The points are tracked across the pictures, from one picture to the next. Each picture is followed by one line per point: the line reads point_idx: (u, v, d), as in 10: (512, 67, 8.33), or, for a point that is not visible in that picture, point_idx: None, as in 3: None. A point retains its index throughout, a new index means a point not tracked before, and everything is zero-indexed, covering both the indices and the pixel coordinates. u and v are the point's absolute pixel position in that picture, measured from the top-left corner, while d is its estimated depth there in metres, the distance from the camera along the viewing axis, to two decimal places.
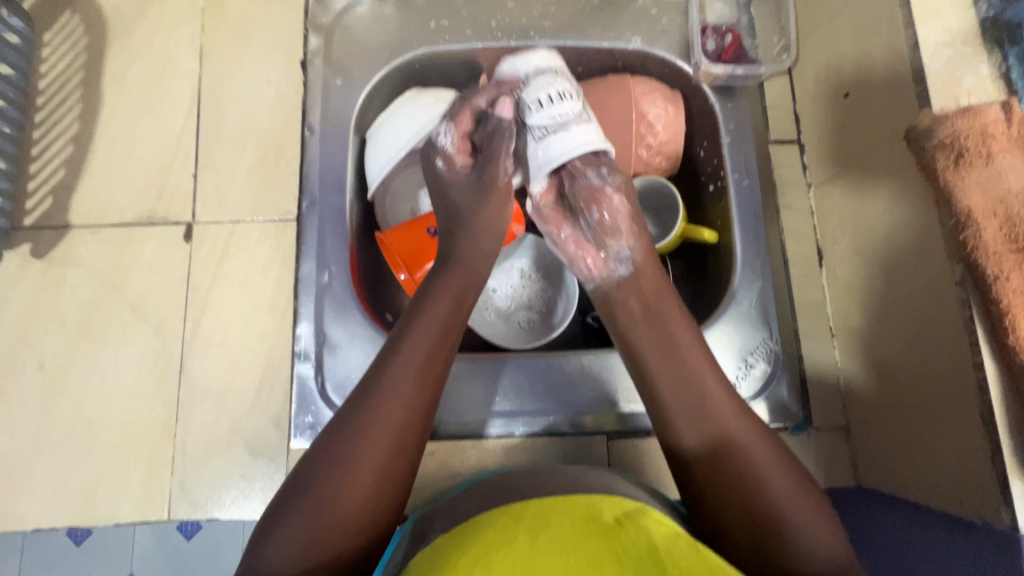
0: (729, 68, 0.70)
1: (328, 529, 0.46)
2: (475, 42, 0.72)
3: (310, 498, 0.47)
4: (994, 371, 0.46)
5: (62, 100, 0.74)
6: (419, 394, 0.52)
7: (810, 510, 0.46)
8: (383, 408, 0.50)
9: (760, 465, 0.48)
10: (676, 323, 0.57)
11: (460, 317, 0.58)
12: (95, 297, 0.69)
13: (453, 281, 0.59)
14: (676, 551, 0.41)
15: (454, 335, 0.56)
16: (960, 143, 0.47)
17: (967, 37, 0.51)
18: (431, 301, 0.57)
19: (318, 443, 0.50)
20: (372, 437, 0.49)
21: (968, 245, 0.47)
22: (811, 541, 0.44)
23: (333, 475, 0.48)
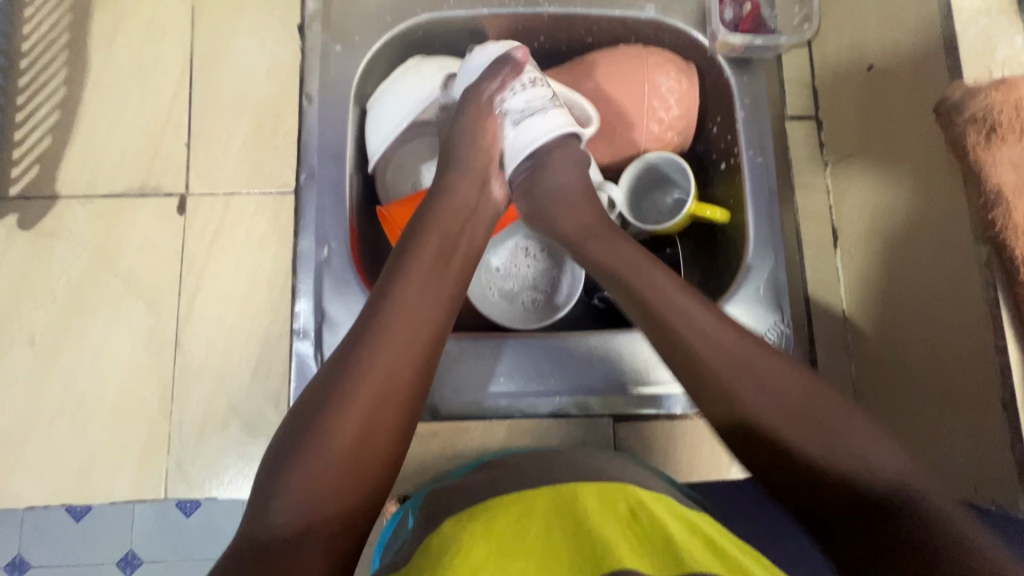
0: (748, 38, 0.66)
1: (328, 481, 0.44)
2: (481, 7, 0.68)
3: (302, 465, 0.45)
4: (1018, 357, 0.45)
5: (45, 63, 0.71)
6: (406, 354, 0.50)
7: (863, 434, 0.45)
8: (370, 369, 0.48)
9: (797, 411, 0.47)
10: (678, 290, 0.53)
11: (447, 274, 0.55)
12: (86, 271, 0.67)
13: (434, 237, 0.56)
14: (694, 544, 0.40)
15: (441, 292, 0.54)
16: (994, 118, 0.45)
17: (1005, 4, 0.48)
18: (413, 260, 0.54)
19: (312, 398, 0.48)
20: (360, 399, 0.47)
21: (997, 225, 0.45)
22: (871, 472, 0.43)
23: (331, 425, 0.46)
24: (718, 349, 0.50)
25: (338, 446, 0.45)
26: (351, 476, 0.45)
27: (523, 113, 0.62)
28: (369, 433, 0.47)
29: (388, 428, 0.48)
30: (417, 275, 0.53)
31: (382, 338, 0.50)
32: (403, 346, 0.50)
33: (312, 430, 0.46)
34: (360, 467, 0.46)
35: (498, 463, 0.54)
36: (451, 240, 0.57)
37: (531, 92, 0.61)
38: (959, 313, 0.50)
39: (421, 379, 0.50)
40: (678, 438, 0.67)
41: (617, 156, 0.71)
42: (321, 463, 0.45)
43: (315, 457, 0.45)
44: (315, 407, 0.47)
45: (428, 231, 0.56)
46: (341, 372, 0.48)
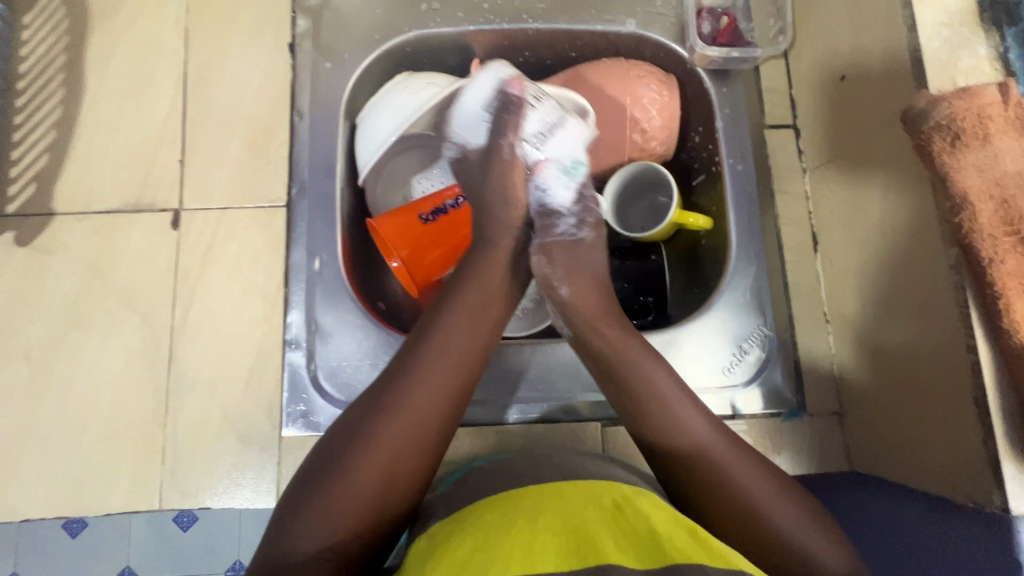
0: (724, 50, 0.69)
1: (353, 515, 0.46)
2: (467, 25, 0.70)
3: (332, 493, 0.46)
4: (987, 354, 0.46)
5: (42, 85, 0.72)
6: (446, 390, 0.51)
7: (774, 505, 0.48)
8: (412, 402, 0.50)
9: (747, 495, 0.48)
10: (641, 355, 0.56)
11: (489, 314, 0.56)
12: (82, 285, 0.68)
13: (485, 278, 0.57)
14: (675, 534, 0.41)
15: (483, 331, 0.55)
16: (957, 125, 0.47)
17: (964, 17, 0.51)
18: (461, 299, 0.56)
19: (351, 425, 0.50)
20: (398, 432, 0.48)
21: (963, 228, 0.46)
22: (787, 542, 0.46)
23: (364, 462, 0.47)
24: (674, 410, 0.53)
25: (371, 482, 0.47)
26: (379, 509, 0.47)
27: (545, 134, 0.62)
28: (401, 471, 0.48)
29: (419, 466, 0.49)
30: (457, 318, 0.55)
31: (423, 380, 0.51)
32: (439, 389, 0.51)
33: (345, 458, 0.48)
34: (387, 498, 0.47)
35: (485, 468, 0.55)
36: (489, 277, 0.57)
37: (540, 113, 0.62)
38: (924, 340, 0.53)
39: (453, 419, 0.52)
40: None
41: (601, 165, 0.73)
42: (350, 498, 0.46)
43: (348, 489, 0.46)
44: (351, 441, 0.48)
45: (474, 275, 0.57)
46: (377, 409, 0.49)
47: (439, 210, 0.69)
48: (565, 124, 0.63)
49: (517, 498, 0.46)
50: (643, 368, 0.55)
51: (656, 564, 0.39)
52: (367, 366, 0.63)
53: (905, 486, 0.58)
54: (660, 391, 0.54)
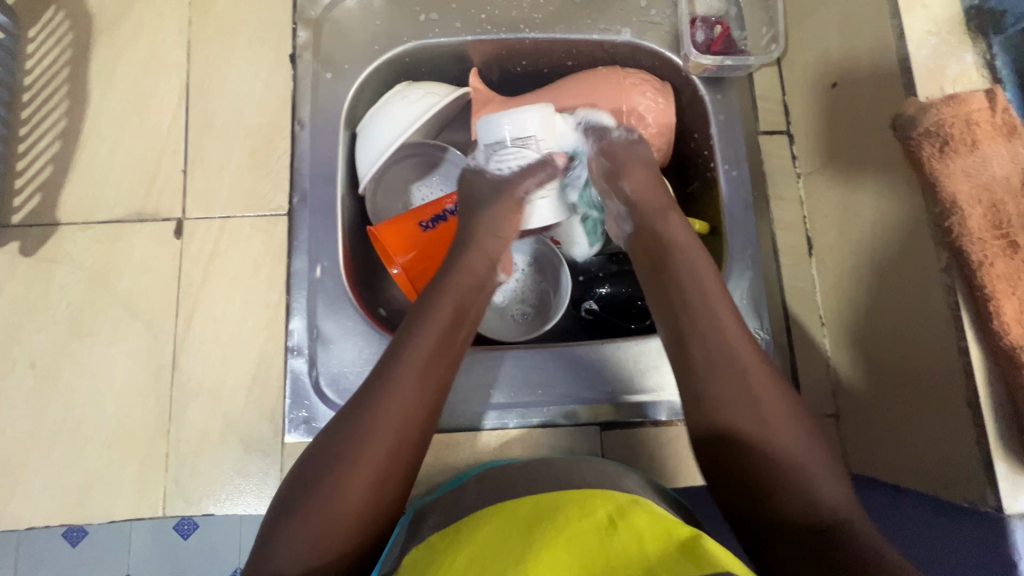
0: (718, 58, 0.70)
1: (335, 530, 0.46)
2: (464, 35, 0.71)
3: (311, 508, 0.47)
4: (979, 356, 0.47)
5: (47, 97, 0.74)
6: (418, 406, 0.52)
7: (822, 475, 0.48)
8: (383, 416, 0.50)
9: (792, 462, 0.49)
10: (721, 306, 0.56)
11: (460, 327, 0.58)
12: (86, 295, 0.69)
13: (450, 293, 0.59)
14: (666, 555, 0.40)
15: (453, 344, 0.57)
16: (946, 131, 0.48)
17: (951, 26, 0.52)
18: (428, 313, 0.57)
19: (327, 440, 0.50)
20: (371, 446, 0.49)
21: (954, 232, 0.47)
22: (826, 506, 0.46)
23: (343, 477, 0.47)
24: (740, 358, 0.54)
25: (351, 497, 0.47)
26: (361, 523, 0.47)
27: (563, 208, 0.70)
28: (374, 490, 0.48)
29: (397, 479, 0.50)
30: (431, 333, 0.55)
31: (395, 394, 0.51)
32: (412, 402, 0.52)
33: (323, 472, 0.48)
34: (366, 511, 0.48)
35: (484, 475, 0.55)
36: (460, 295, 0.59)
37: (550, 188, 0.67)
38: (917, 343, 0.53)
39: (428, 431, 0.53)
40: (666, 444, 0.66)
41: None
42: (331, 513, 0.46)
43: (326, 505, 0.47)
44: (328, 457, 0.49)
45: (446, 291, 0.59)
46: (354, 424, 0.50)
47: (437, 218, 0.70)
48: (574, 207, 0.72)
49: (512, 510, 0.47)
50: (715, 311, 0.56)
51: None
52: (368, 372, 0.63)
53: (903, 488, 0.59)
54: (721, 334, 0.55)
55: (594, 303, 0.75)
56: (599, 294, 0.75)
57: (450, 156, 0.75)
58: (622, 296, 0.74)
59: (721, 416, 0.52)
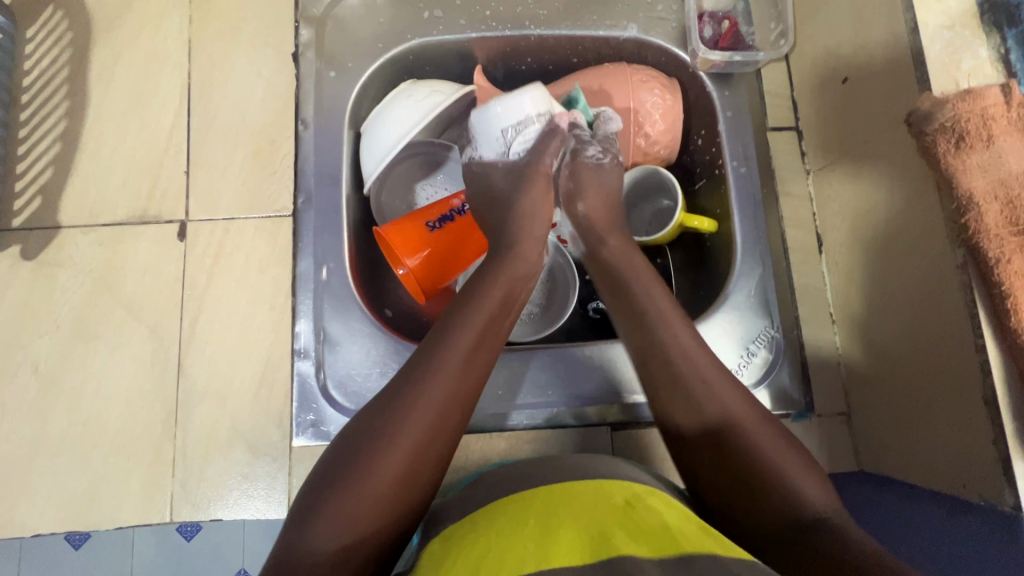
0: (726, 54, 0.69)
1: (372, 514, 0.45)
2: (469, 32, 0.70)
3: (348, 490, 0.46)
4: (996, 354, 0.47)
5: (46, 98, 0.72)
6: (459, 395, 0.51)
7: (800, 470, 0.49)
8: (424, 402, 0.49)
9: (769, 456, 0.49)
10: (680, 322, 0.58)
11: (504, 319, 0.57)
12: (88, 299, 0.68)
13: (496, 286, 0.58)
14: (687, 529, 0.41)
15: (497, 336, 0.56)
16: (961, 126, 0.47)
17: (965, 20, 0.51)
18: (475, 303, 0.56)
19: (364, 423, 0.49)
20: (413, 430, 0.48)
21: (970, 228, 0.47)
22: (802, 503, 0.46)
23: (381, 457, 0.47)
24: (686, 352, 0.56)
25: (386, 478, 0.46)
26: (394, 506, 0.46)
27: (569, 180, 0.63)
28: (413, 477, 0.47)
29: (433, 465, 0.49)
30: (474, 324, 0.55)
31: (437, 380, 0.50)
32: (453, 389, 0.51)
33: (361, 457, 0.47)
34: (403, 496, 0.47)
35: (498, 471, 0.55)
36: (500, 290, 0.58)
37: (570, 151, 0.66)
38: (936, 336, 0.52)
39: (465, 422, 0.52)
40: None
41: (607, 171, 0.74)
42: (369, 497, 0.46)
43: (359, 489, 0.46)
44: (366, 439, 0.48)
45: (491, 284, 0.58)
46: (396, 406, 0.49)
47: (445, 217, 0.69)
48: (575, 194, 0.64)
49: (527, 499, 0.47)
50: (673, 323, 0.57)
51: (664, 551, 0.39)
52: (376, 374, 0.63)
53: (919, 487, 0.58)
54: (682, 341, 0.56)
55: (601, 303, 0.74)
56: None
57: (456, 155, 0.76)
58: None
59: (701, 428, 0.52)
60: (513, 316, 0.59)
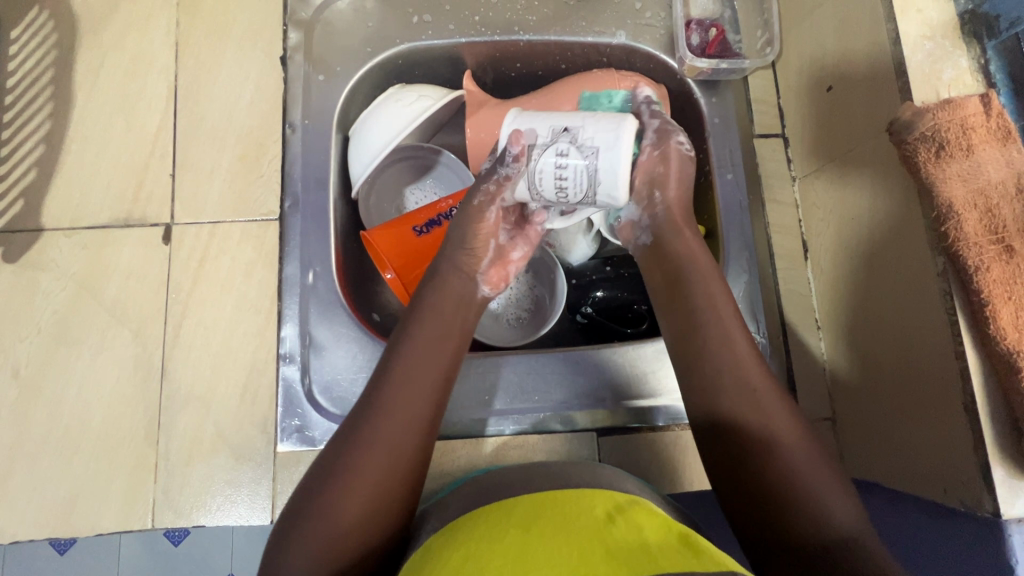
0: (713, 62, 0.69)
1: (338, 554, 0.45)
2: (458, 37, 0.71)
3: (310, 532, 0.45)
4: (975, 361, 0.47)
5: (30, 100, 0.72)
6: (411, 426, 0.50)
7: (825, 486, 0.48)
8: (379, 439, 0.49)
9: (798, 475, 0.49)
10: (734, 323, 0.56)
11: (451, 339, 0.56)
12: (71, 303, 0.68)
13: (437, 308, 0.57)
14: (666, 544, 0.40)
15: (446, 360, 0.55)
16: (941, 136, 0.47)
17: (946, 30, 0.52)
18: (420, 325, 0.56)
19: (325, 463, 0.49)
20: (369, 468, 0.47)
21: (950, 237, 0.47)
22: (827, 525, 0.47)
23: (337, 503, 0.46)
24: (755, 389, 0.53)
25: (344, 519, 0.46)
26: (358, 544, 0.46)
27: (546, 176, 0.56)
28: (374, 513, 0.47)
29: (392, 500, 0.48)
30: (418, 350, 0.54)
31: (382, 420, 0.50)
32: (405, 420, 0.50)
33: (320, 498, 0.47)
34: (366, 536, 0.46)
35: (484, 478, 0.54)
36: (445, 323, 0.57)
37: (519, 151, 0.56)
38: (915, 346, 0.53)
39: (421, 453, 0.50)
40: (663, 450, 0.66)
41: None
42: (333, 539, 0.45)
43: (322, 532, 0.45)
44: (323, 479, 0.48)
45: (432, 307, 0.57)
46: (343, 451, 0.49)
47: (432, 222, 0.69)
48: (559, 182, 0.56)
49: (512, 507, 0.47)
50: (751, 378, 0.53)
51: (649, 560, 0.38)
52: (362, 379, 0.63)
53: (904, 493, 0.58)
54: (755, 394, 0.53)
55: (590, 308, 0.74)
56: (595, 298, 0.74)
57: (444, 159, 0.75)
58: (617, 301, 0.73)
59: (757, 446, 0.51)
60: (465, 334, 0.58)
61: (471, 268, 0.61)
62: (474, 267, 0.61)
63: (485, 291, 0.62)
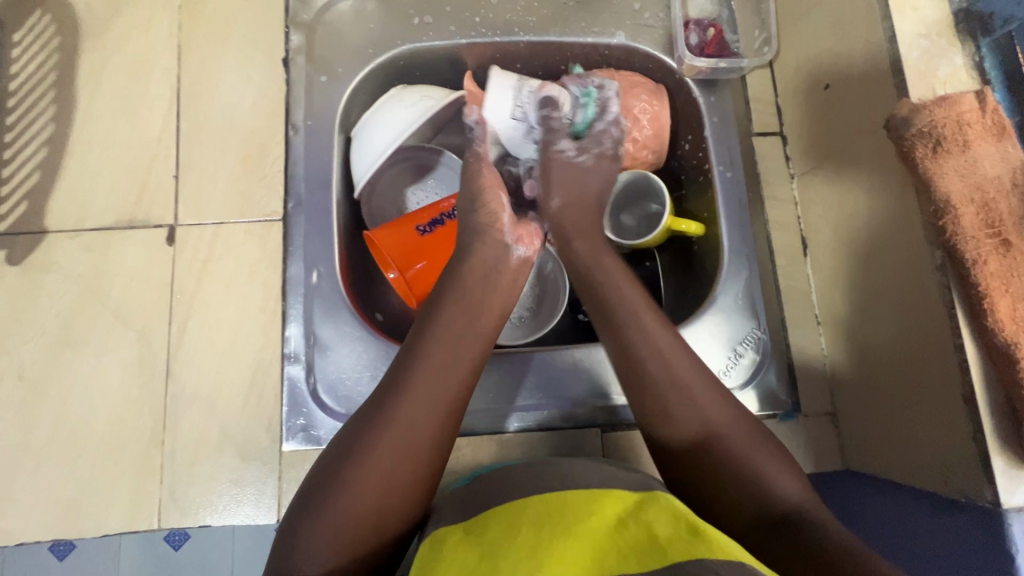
0: (712, 61, 0.70)
1: (361, 521, 0.46)
2: (459, 38, 0.71)
3: (336, 496, 0.46)
4: (974, 353, 0.48)
5: (33, 103, 0.72)
6: (444, 395, 0.51)
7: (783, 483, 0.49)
8: (410, 407, 0.50)
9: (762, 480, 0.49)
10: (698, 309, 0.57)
11: (483, 313, 0.58)
12: (75, 304, 0.68)
13: (468, 281, 0.59)
14: (676, 534, 0.41)
15: (481, 335, 0.56)
16: (937, 132, 0.48)
17: (941, 27, 0.53)
18: (452, 300, 0.57)
19: (353, 428, 0.50)
20: (399, 433, 0.48)
21: (947, 231, 0.48)
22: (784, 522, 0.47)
23: (364, 470, 0.47)
24: (732, 386, 0.54)
25: (368, 485, 0.46)
26: (377, 513, 0.46)
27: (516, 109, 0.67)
28: (402, 479, 0.47)
29: (414, 472, 0.48)
30: (451, 323, 0.56)
31: (414, 387, 0.51)
32: (439, 387, 0.51)
33: (350, 461, 0.48)
34: (389, 503, 0.47)
35: (490, 476, 0.54)
36: (475, 300, 0.58)
37: (493, 96, 0.66)
38: (917, 338, 0.53)
39: (449, 426, 0.51)
40: None
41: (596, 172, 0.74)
42: (359, 504, 0.46)
43: (347, 498, 0.46)
44: (353, 443, 0.49)
45: (461, 280, 0.58)
46: (372, 416, 0.50)
47: (435, 221, 0.69)
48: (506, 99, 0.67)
49: (518, 510, 0.46)
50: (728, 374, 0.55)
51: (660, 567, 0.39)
52: (367, 378, 0.63)
53: (905, 486, 0.59)
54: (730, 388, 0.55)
55: (590, 307, 0.75)
56: None
57: (445, 160, 0.76)
58: None
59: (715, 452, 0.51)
60: (499, 309, 0.59)
61: (498, 227, 0.62)
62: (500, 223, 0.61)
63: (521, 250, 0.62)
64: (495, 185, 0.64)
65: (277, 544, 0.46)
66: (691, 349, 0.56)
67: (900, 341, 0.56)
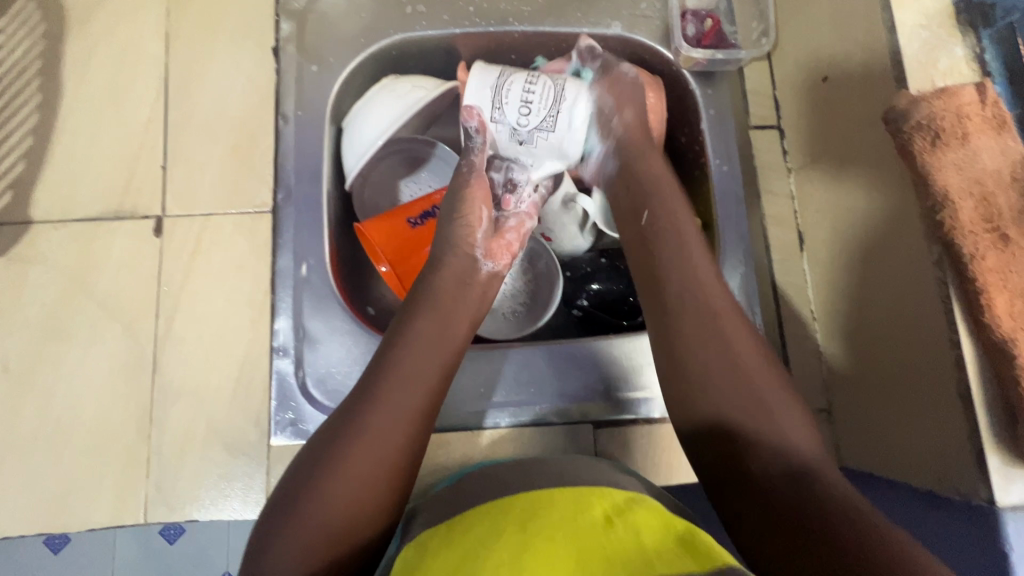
0: (709, 52, 0.69)
1: (334, 526, 0.44)
2: (453, 28, 0.70)
3: (306, 502, 0.45)
4: (970, 350, 0.47)
5: (18, 91, 0.71)
6: (414, 395, 0.51)
7: (799, 438, 0.48)
8: (379, 410, 0.49)
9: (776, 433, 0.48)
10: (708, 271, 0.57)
11: (453, 314, 0.58)
12: (61, 296, 0.67)
13: (437, 285, 0.59)
14: (666, 548, 0.40)
15: (450, 335, 0.56)
16: (936, 124, 0.47)
17: (941, 18, 0.52)
18: (419, 305, 0.57)
19: (322, 435, 0.49)
20: (369, 436, 0.48)
21: (945, 226, 0.47)
22: (796, 467, 0.46)
23: (332, 476, 0.46)
24: (737, 349, 0.52)
25: (339, 489, 0.45)
26: (350, 517, 0.45)
27: (512, 101, 0.63)
28: (373, 481, 0.47)
29: (382, 482, 0.47)
30: (419, 327, 0.55)
31: (384, 390, 0.50)
32: (409, 387, 0.51)
33: (320, 468, 0.47)
34: (361, 506, 0.46)
35: (479, 472, 0.54)
36: (445, 309, 0.57)
37: (483, 88, 0.64)
38: (913, 335, 0.53)
39: (419, 430, 0.50)
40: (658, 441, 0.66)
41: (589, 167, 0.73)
42: (331, 509, 0.45)
43: (318, 504, 0.45)
44: (322, 449, 0.48)
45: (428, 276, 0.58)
46: (342, 421, 0.49)
47: (426, 214, 0.69)
48: (500, 87, 0.63)
49: (505, 506, 0.46)
50: (739, 354, 0.52)
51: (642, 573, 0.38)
52: (356, 372, 0.62)
53: (899, 483, 0.58)
54: (741, 359, 0.52)
55: (585, 301, 0.74)
56: (590, 291, 0.74)
57: (439, 151, 0.74)
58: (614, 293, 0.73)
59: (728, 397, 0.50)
60: (466, 309, 0.59)
61: (470, 243, 0.62)
62: (474, 238, 0.62)
63: (489, 264, 0.63)
64: (481, 198, 0.63)
65: (248, 553, 0.44)
66: (694, 333, 0.53)
67: (895, 337, 0.55)
